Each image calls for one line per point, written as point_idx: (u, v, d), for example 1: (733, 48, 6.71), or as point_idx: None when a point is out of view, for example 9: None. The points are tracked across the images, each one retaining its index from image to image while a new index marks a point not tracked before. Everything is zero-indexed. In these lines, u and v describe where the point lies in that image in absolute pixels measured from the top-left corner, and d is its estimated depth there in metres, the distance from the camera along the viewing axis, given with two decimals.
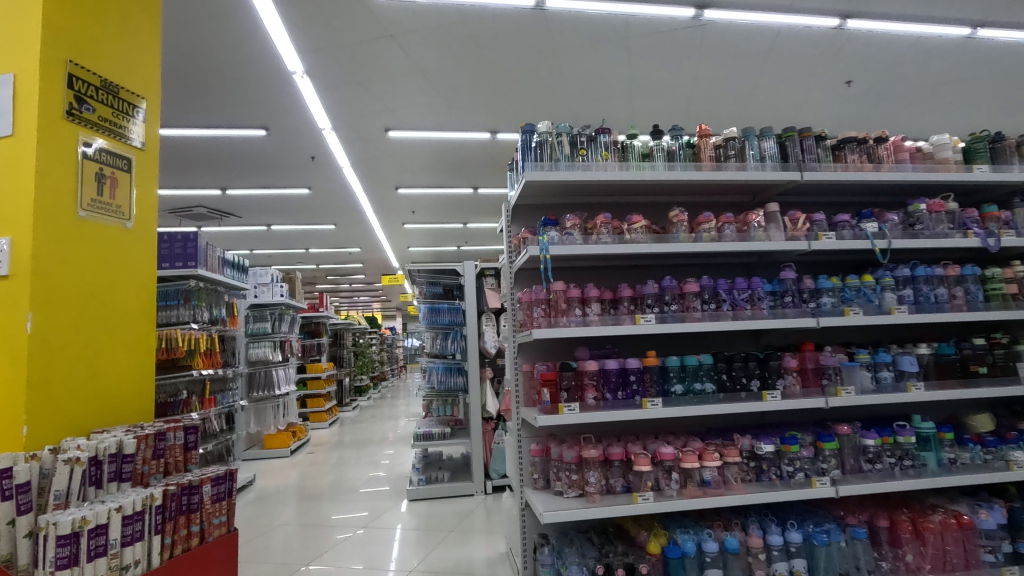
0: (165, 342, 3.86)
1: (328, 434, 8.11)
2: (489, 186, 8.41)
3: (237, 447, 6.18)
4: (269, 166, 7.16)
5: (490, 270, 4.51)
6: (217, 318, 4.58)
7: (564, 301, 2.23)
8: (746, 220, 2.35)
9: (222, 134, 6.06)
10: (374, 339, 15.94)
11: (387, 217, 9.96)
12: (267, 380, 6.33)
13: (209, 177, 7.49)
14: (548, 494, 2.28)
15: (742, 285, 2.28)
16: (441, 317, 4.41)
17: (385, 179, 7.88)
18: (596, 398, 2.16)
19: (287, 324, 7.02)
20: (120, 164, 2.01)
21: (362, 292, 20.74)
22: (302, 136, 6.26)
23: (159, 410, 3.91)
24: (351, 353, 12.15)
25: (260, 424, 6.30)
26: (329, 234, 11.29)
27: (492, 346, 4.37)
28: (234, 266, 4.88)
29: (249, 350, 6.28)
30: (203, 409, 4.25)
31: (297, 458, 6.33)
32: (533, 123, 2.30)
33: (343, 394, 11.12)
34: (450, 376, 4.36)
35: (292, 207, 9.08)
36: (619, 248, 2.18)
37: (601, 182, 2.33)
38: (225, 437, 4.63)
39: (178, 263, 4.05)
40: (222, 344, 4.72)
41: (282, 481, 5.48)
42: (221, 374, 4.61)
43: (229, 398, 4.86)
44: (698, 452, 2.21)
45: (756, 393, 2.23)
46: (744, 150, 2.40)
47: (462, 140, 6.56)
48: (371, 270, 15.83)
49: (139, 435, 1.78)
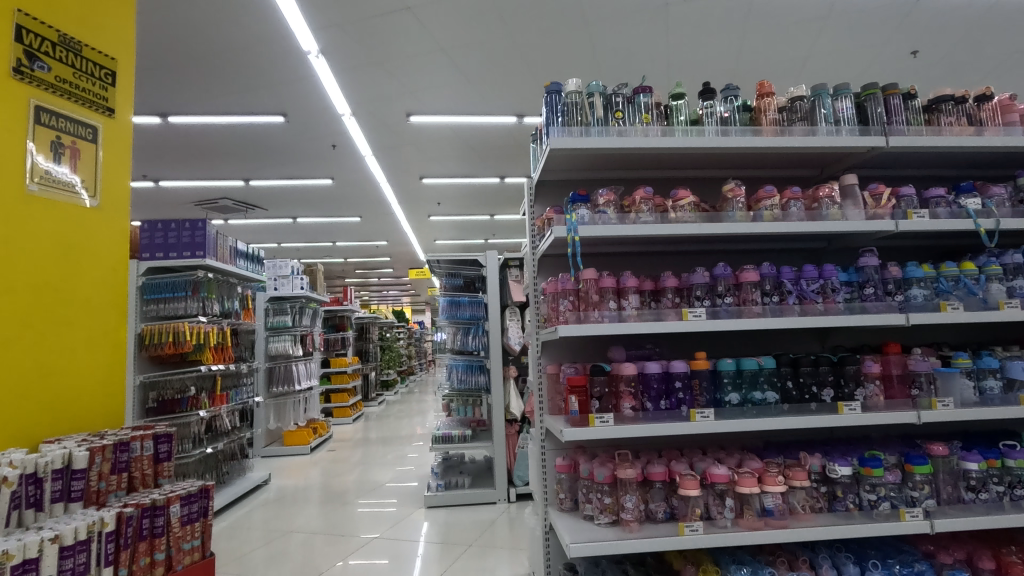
0: (172, 337, 3.72)
1: (351, 430, 7.93)
2: (516, 175, 8.08)
3: (257, 443, 6.05)
4: (291, 156, 6.98)
5: (515, 260, 4.19)
6: (230, 310, 4.39)
7: (596, 293, 1.88)
8: (816, 195, 1.95)
9: (241, 122, 5.89)
10: (401, 333, 15.84)
11: (413, 209, 9.75)
12: (287, 375, 6.17)
13: (231, 168, 7.38)
14: (576, 518, 1.95)
15: (813, 274, 1.88)
16: (462, 311, 4.11)
17: (408, 168, 7.63)
18: (633, 408, 1.80)
19: (309, 317, 6.85)
20: (83, 133, 1.75)
21: (391, 286, 20.73)
22: (322, 122, 6.04)
23: (167, 407, 3.76)
24: (378, 347, 12.03)
25: (280, 419, 6.17)
26: (355, 227, 11.16)
27: (517, 342, 4.04)
28: (248, 256, 4.67)
29: (269, 343, 6.13)
30: (212, 406, 4.06)
31: (317, 455, 6.15)
32: (560, 83, 1.95)
33: (369, 388, 11.00)
34: (471, 374, 4.05)
35: (316, 198, 8.93)
36: (663, 230, 1.82)
37: (640, 151, 1.96)
38: (238, 435, 4.45)
39: (186, 252, 3.87)
40: (236, 339, 4.53)
41: (300, 480, 5.29)
42: (234, 369, 4.41)
43: (244, 394, 4.68)
44: (758, 474, 1.83)
45: (830, 404, 1.84)
46: (815, 111, 1.99)
47: (487, 125, 6.24)
48: (399, 264, 15.73)
49: (94, 447, 1.52)
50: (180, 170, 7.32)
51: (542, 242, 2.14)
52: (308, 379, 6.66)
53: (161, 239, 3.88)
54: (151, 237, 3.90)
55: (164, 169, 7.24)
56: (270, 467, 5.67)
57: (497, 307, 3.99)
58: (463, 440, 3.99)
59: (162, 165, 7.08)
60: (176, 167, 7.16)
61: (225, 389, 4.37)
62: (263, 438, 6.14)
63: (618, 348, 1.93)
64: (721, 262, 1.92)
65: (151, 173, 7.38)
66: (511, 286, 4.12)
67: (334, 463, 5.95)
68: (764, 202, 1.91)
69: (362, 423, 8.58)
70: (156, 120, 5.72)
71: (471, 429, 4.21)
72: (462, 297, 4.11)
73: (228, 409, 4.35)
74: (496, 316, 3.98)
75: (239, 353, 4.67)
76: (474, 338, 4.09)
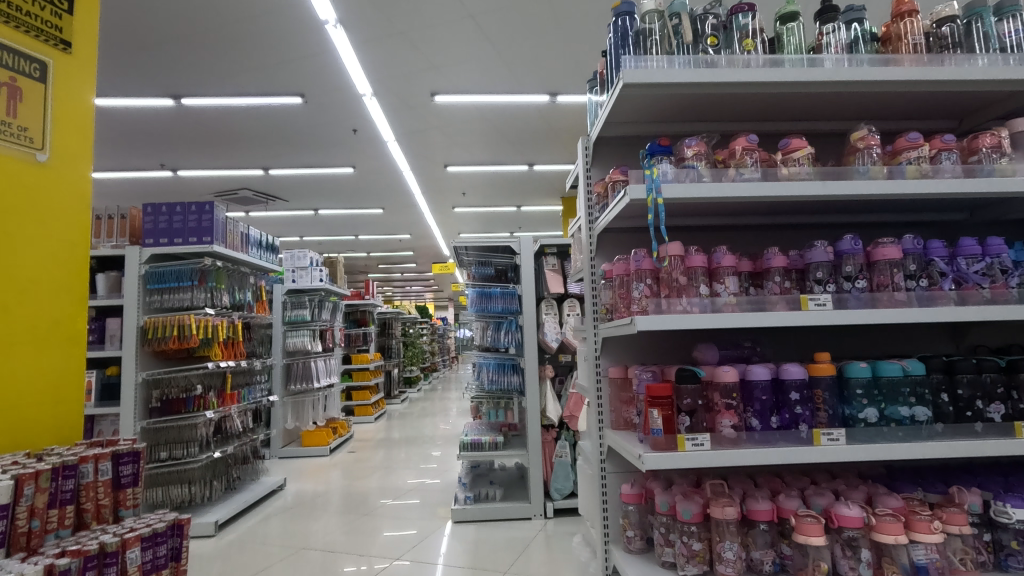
0: (177, 330, 3.40)
1: (373, 430, 7.60)
2: (545, 162, 7.64)
3: (274, 443, 5.75)
4: (310, 142, 6.67)
5: (552, 248, 3.78)
6: (241, 303, 4.05)
7: (683, 274, 1.43)
8: (975, 146, 1.47)
9: (257, 104, 5.58)
10: (424, 329, 15.54)
11: (437, 200, 9.40)
12: (305, 371, 5.85)
13: (249, 155, 7.11)
14: (652, 565, 1.51)
15: (975, 250, 1.41)
16: (493, 305, 3.62)
17: (433, 155, 7.25)
18: (735, 427, 1.35)
19: (329, 311, 6.52)
20: (27, 69, 1.37)
21: (414, 282, 20.50)
22: (342, 104, 5.69)
23: (174, 408, 3.43)
24: (400, 343, 11.74)
25: (298, 419, 5.88)
26: (378, 220, 10.87)
27: (553, 339, 3.63)
28: (261, 245, 4.33)
29: (287, 339, 5.84)
30: (222, 406, 3.71)
31: (338, 457, 5.83)
32: (632, 2, 1.51)
33: (391, 385, 10.70)
34: (504, 375, 3.62)
35: (337, 188, 8.63)
36: (774, 190, 1.37)
37: (737, 91, 1.51)
38: (251, 437, 4.10)
39: (192, 238, 3.52)
40: (248, 333, 4.19)
41: (318, 484, 4.96)
42: (246, 365, 4.06)
43: (258, 393, 4.36)
44: (903, 517, 1.37)
45: (1004, 425, 1.36)
46: (971, 36, 1.50)
47: (516, 105, 5.81)
48: (422, 259, 15.46)
49: (26, 474, 1.13)
50: (198, 157, 7.07)
51: (604, 213, 1.71)
52: (328, 376, 6.34)
53: (166, 224, 3.54)
54: (154, 222, 3.55)
55: (181, 157, 7.00)
56: (287, 470, 5.35)
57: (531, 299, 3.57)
58: (494, 447, 3.58)
59: (179, 153, 6.84)
60: (193, 154, 6.91)
61: (236, 388, 4.03)
62: (281, 438, 5.84)
63: (709, 347, 1.49)
64: (847, 234, 1.45)
65: (168, 162, 7.15)
66: (547, 277, 3.71)
67: (354, 465, 5.60)
68: (907, 153, 1.45)
69: (384, 421, 8.27)
70: (170, 103, 5.45)
71: (502, 434, 3.80)
72: (495, 288, 3.65)
73: (239, 410, 4.00)
74: (530, 308, 3.57)
75: (253, 349, 4.34)
76: (507, 334, 3.64)
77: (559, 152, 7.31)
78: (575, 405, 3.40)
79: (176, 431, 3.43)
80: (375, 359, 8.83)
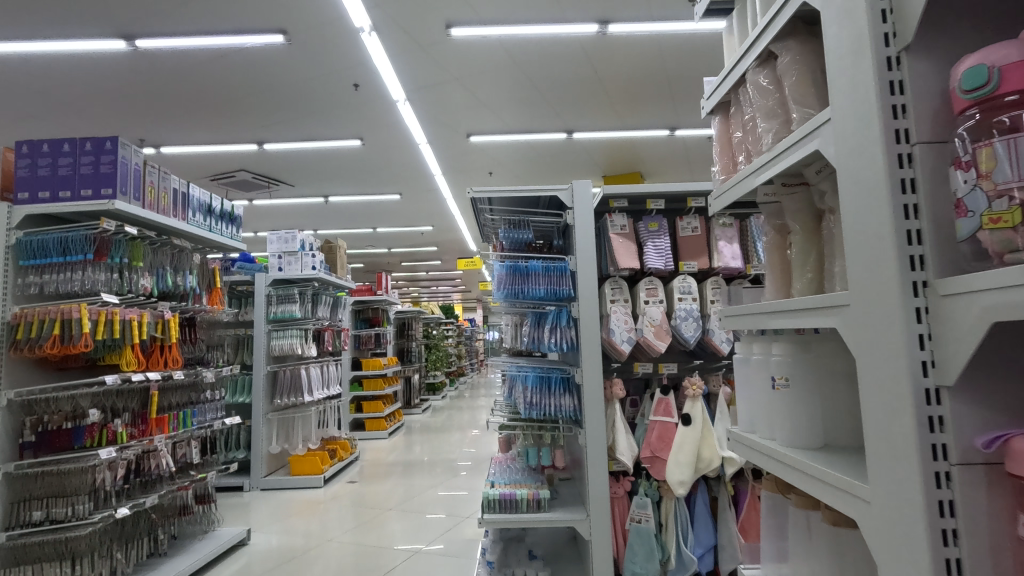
0: (57, 328, 2.26)
1: (386, 449, 6.43)
2: (587, 128, 6.38)
3: (255, 470, 4.59)
4: (306, 103, 5.61)
5: (620, 202, 2.49)
6: (178, 290, 2.91)
7: None
8: None
9: (231, 47, 4.49)
10: (449, 331, 14.44)
11: (460, 182, 8.24)
12: (294, 382, 4.77)
13: (238, 123, 6.08)
14: None
15: None
16: (530, 288, 2.32)
17: (452, 118, 6.08)
18: None
19: (328, 307, 5.39)
20: None
21: (440, 282, 19.47)
22: (335, 44, 4.55)
23: (54, 443, 2.29)
24: (422, 346, 10.62)
25: (287, 441, 4.78)
26: (396, 209, 9.77)
27: (624, 341, 2.37)
28: (212, 212, 3.17)
29: (272, 341, 4.74)
30: (140, 438, 2.58)
31: (335, 488, 4.66)
32: None
33: (411, 393, 9.55)
34: (549, 395, 2.34)
35: (346, 168, 7.57)
36: None
37: None
38: (193, 478, 2.94)
39: (86, 190, 2.37)
40: (193, 335, 3.05)
41: (300, 527, 3.80)
42: (183, 379, 2.92)
43: (212, 416, 3.21)
44: None
45: None
46: None
47: (554, 39, 4.57)
48: (447, 255, 14.35)
49: None
50: (180, 127, 6.08)
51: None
52: (325, 387, 5.21)
53: (47, 170, 2.38)
54: (31, 165, 2.39)
55: (160, 126, 6.02)
56: (267, 509, 4.20)
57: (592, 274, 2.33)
58: (536, 507, 2.30)
59: (156, 120, 5.86)
60: (173, 122, 5.92)
61: (172, 409, 2.89)
62: (264, 465, 4.68)
63: None
64: None
65: (149, 134, 6.19)
66: (610, 243, 2.47)
67: (354, 498, 4.43)
68: None
69: (399, 437, 7.12)
70: (125, 47, 4.42)
71: (546, 483, 2.53)
72: (533, 261, 2.36)
73: (171, 441, 2.83)
74: (590, 289, 2.32)
75: (203, 357, 3.20)
76: (553, 331, 2.37)
77: (603, 114, 6.04)
78: (658, 442, 2.34)
79: (60, 477, 2.30)
80: (389, 364, 7.68)
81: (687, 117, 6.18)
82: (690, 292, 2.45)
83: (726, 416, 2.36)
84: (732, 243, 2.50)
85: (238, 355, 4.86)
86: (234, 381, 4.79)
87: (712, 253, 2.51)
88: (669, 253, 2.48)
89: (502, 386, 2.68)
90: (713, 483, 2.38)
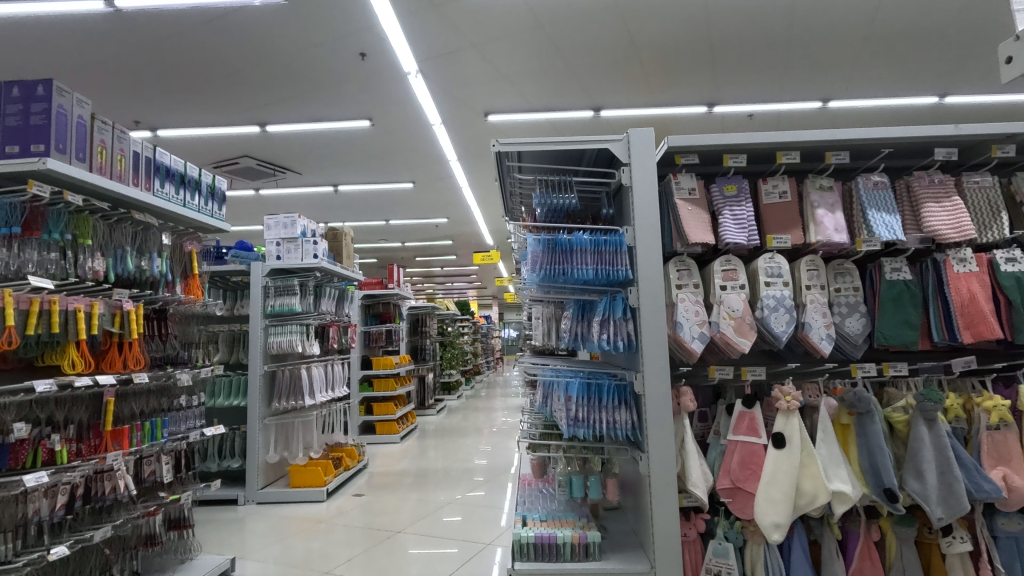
0: None
1: (398, 455, 5.95)
2: (616, 106, 5.81)
3: (250, 482, 4.12)
4: (309, 76, 5.15)
5: (688, 158, 1.92)
6: (144, 276, 2.43)
7: None
8: None
9: (220, 7, 4.04)
10: (465, 328, 13.97)
11: (477, 167, 7.71)
12: (295, 384, 4.30)
13: (237, 102, 5.64)
14: None
15: None
16: (575, 268, 1.77)
17: (467, 93, 5.57)
18: None
19: (333, 301, 4.90)
20: None
21: (455, 278, 19.03)
22: (335, 3, 4.07)
23: None
24: (437, 344, 10.13)
25: (287, 448, 4.35)
26: (410, 200, 9.28)
27: (695, 339, 1.84)
28: (188, 183, 2.67)
29: (269, 337, 4.27)
30: (85, 457, 2.09)
31: (340, 502, 4.17)
32: None
33: (425, 394, 9.07)
34: (598, 408, 1.80)
35: (356, 153, 7.10)
36: None
37: None
38: (160, 501, 2.46)
39: (14, 146, 1.89)
40: (163, 329, 2.55)
41: (296, 549, 3.31)
42: (151, 382, 2.44)
43: (188, 426, 2.72)
44: None
45: None
46: None
47: None
48: (464, 249, 13.85)
49: None
50: (176, 107, 5.68)
51: None
52: (329, 389, 4.72)
53: None
54: None
55: (156, 105, 5.63)
56: (263, 526, 3.73)
57: (655, 249, 1.78)
58: (582, 555, 1.76)
59: (150, 98, 5.47)
60: (168, 100, 5.53)
61: (136, 419, 2.40)
62: (261, 476, 4.20)
63: None
64: None
65: (144, 116, 5.81)
66: (674, 212, 1.92)
67: (359, 514, 3.93)
68: None
69: (413, 441, 6.63)
70: (104, 8, 4.03)
71: (592, 518, 1.99)
72: (577, 232, 1.82)
73: (133, 457, 2.35)
74: (653, 269, 1.77)
75: (178, 357, 2.71)
76: (603, 326, 1.81)
77: (635, 88, 5.47)
78: (740, 469, 1.81)
79: None
80: (402, 363, 7.20)
81: (727, 91, 5.57)
82: (780, 274, 1.90)
83: (832, 436, 1.80)
84: (835, 211, 1.93)
85: (234, 353, 4.40)
86: (221, 383, 4.30)
87: (808, 225, 1.94)
88: (752, 224, 1.92)
89: (539, 393, 2.16)
90: (813, 522, 1.83)
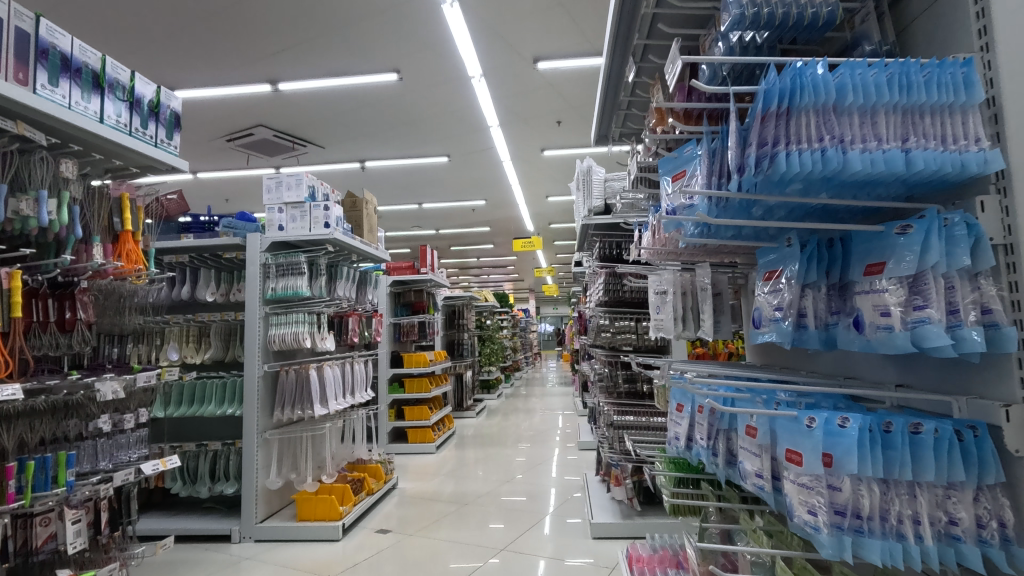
0: None
1: (433, 469, 5.02)
2: None
3: (246, 514, 3.22)
4: (321, 8, 4.25)
5: None
6: (27, 226, 1.53)
7: None
8: None
9: None
10: (504, 321, 13.04)
11: (521, 132, 6.70)
12: (302, 387, 3.39)
13: (242, 51, 4.79)
14: None
15: None
16: (845, 147, 0.73)
17: (514, 30, 4.58)
18: None
19: (353, 284, 3.98)
20: None
21: (492, 269, 18.08)
22: None
23: None
24: (475, 339, 9.20)
25: (294, 469, 3.43)
26: (445, 179, 8.36)
27: None
28: (111, 88, 1.76)
29: (270, 329, 3.39)
30: None
31: (360, 540, 3.24)
32: None
33: (463, 394, 8.15)
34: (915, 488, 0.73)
35: (383, 119, 6.20)
36: None
37: None
38: None
39: None
40: (66, 314, 1.67)
41: None
42: (35, 393, 1.53)
43: (116, 461, 1.80)
44: None
45: None
46: None
47: None
48: (502, 236, 12.84)
49: None
50: (175, 60, 4.88)
51: None
52: (349, 394, 3.79)
53: None
54: None
55: (151, 58, 4.84)
56: (260, 573, 2.82)
57: None
58: None
59: (143, 49, 4.68)
60: (164, 51, 4.73)
61: (9, 460, 1.48)
62: (261, 506, 3.29)
63: None
64: None
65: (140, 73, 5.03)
66: None
67: (384, 558, 2.99)
68: None
69: (451, 452, 5.68)
70: None
71: None
72: (848, 62, 0.76)
73: (9, 516, 1.47)
74: None
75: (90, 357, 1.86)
76: (907, 290, 0.75)
77: None
78: None
79: None
80: (437, 360, 6.27)
81: None
82: None
83: None
84: None
85: (229, 350, 3.54)
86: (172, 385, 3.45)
87: None
88: None
89: (706, 427, 1.12)
90: None
